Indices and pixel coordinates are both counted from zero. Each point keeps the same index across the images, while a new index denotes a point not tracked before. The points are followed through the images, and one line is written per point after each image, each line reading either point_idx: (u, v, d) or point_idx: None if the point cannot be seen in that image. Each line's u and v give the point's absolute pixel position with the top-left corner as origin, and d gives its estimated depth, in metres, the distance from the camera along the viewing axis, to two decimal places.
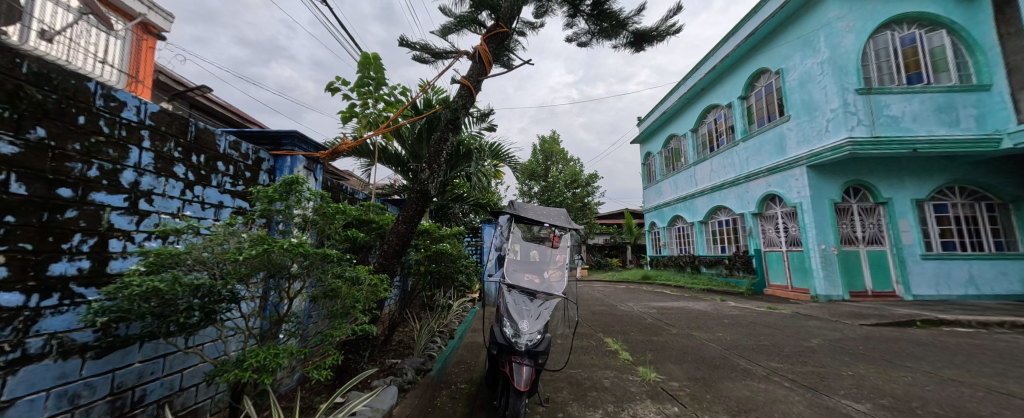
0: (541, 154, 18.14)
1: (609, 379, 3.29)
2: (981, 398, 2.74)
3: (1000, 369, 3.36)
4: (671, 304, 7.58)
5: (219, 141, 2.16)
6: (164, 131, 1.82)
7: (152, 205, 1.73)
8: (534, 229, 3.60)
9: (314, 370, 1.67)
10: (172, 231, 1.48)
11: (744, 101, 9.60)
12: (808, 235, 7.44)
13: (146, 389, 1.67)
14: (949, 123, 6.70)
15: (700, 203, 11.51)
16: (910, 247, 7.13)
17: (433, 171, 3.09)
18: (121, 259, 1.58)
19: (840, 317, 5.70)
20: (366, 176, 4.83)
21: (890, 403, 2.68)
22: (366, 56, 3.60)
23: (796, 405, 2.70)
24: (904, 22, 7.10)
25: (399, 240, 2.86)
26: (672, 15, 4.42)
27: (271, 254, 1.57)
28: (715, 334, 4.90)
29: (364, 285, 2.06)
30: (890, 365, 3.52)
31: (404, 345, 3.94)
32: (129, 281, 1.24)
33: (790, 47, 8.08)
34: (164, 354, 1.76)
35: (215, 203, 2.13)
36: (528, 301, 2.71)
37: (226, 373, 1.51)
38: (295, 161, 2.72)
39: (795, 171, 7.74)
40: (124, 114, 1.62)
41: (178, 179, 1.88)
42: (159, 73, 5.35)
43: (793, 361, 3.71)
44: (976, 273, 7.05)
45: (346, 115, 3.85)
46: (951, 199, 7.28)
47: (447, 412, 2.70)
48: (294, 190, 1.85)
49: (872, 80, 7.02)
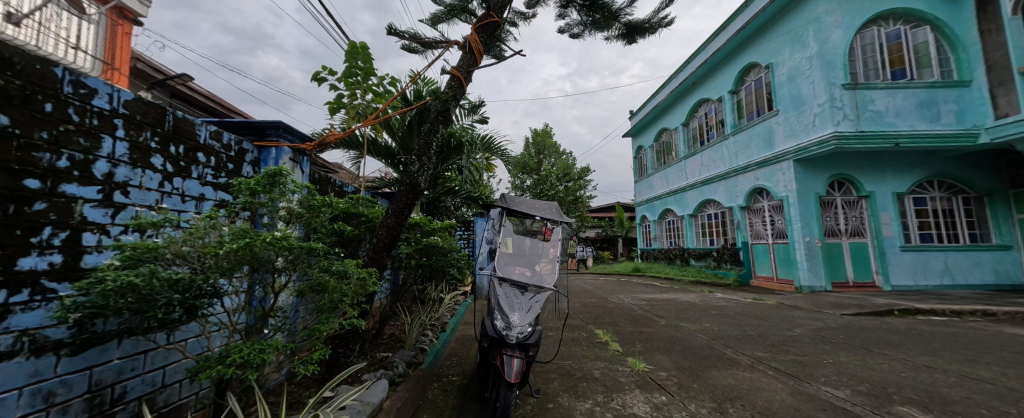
0: (534, 147, 18.49)
1: (599, 369, 3.34)
2: (954, 383, 2.84)
3: (971, 355, 3.51)
4: (660, 296, 7.69)
5: (199, 131, 2.10)
6: (140, 121, 1.75)
7: (129, 197, 1.67)
8: (527, 223, 3.55)
9: (301, 365, 1.64)
10: (149, 224, 1.41)
11: (735, 95, 9.68)
12: (793, 227, 7.60)
13: (127, 386, 1.62)
14: (930, 119, 6.85)
15: (691, 197, 11.65)
16: (890, 239, 7.36)
17: (423, 164, 3.04)
18: (95, 253, 1.53)
19: (822, 307, 5.89)
20: (355, 169, 4.74)
21: (868, 389, 2.77)
22: (354, 45, 3.50)
23: (778, 392, 2.76)
24: (890, 18, 7.22)
25: (389, 233, 2.83)
26: (664, 6, 4.41)
27: (254, 248, 1.52)
28: (703, 324, 5.00)
29: (351, 279, 2.01)
30: (870, 353, 3.64)
31: (396, 339, 3.96)
32: (103, 274, 1.18)
33: (779, 41, 8.15)
34: (144, 351, 1.72)
35: (196, 195, 2.07)
36: (519, 294, 2.74)
37: (209, 369, 1.47)
38: (279, 152, 2.67)
39: (783, 165, 7.85)
40: (96, 102, 1.54)
41: (156, 170, 1.82)
42: (136, 60, 5.15)
43: (777, 350, 3.81)
44: (951, 264, 7.32)
45: (334, 106, 3.76)
46: (929, 192, 7.50)
47: (439, 405, 2.70)
48: (277, 182, 1.81)
49: (858, 76, 7.13)
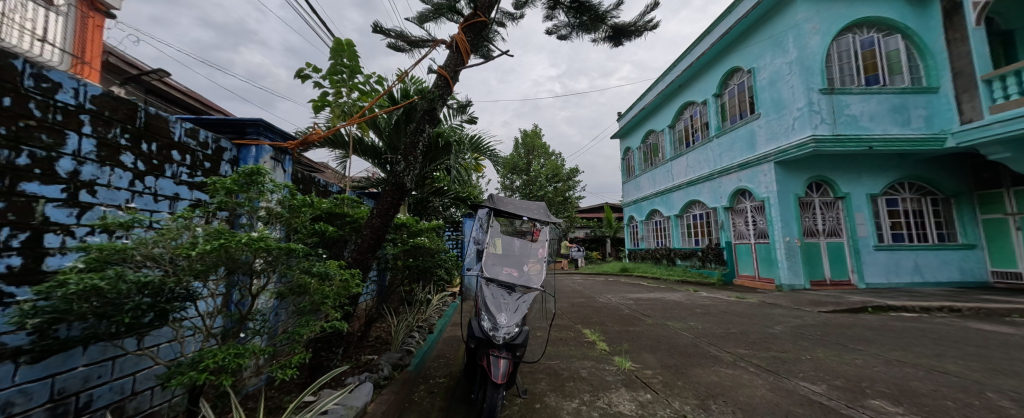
0: (524, 148, 18.53)
1: (586, 369, 3.36)
2: (923, 377, 2.96)
3: (939, 349, 3.67)
4: (647, 295, 7.80)
5: (174, 128, 2.03)
6: (109, 117, 1.68)
7: (96, 196, 1.60)
8: (515, 223, 3.55)
9: (279, 369, 1.59)
10: (117, 224, 1.35)
11: (719, 98, 9.90)
12: (774, 228, 7.81)
13: (93, 394, 1.55)
14: (902, 123, 7.15)
15: (677, 197, 11.86)
16: (864, 239, 7.64)
17: (409, 163, 3.00)
18: (59, 256, 1.46)
19: (801, 305, 6.07)
20: (341, 168, 4.66)
21: (843, 384, 2.86)
22: (339, 42, 3.43)
23: (759, 388, 2.83)
24: (864, 25, 7.49)
25: (374, 234, 2.78)
26: (650, 10, 4.47)
27: (230, 249, 1.47)
28: (688, 323, 5.09)
29: (334, 280, 1.98)
30: (845, 349, 3.77)
31: (382, 341, 3.89)
32: (64, 278, 1.12)
33: (761, 47, 8.38)
34: (112, 357, 1.64)
35: (170, 195, 1.99)
36: (506, 294, 2.74)
37: (181, 375, 1.41)
38: (260, 151, 2.59)
39: (764, 167, 8.06)
40: (60, 97, 1.47)
41: (126, 169, 1.74)
42: (108, 54, 4.95)
43: (758, 347, 3.91)
44: (921, 262, 7.63)
45: (318, 104, 3.68)
46: (901, 194, 7.82)
47: (425, 407, 2.67)
48: (255, 181, 1.75)
49: (835, 81, 7.39)
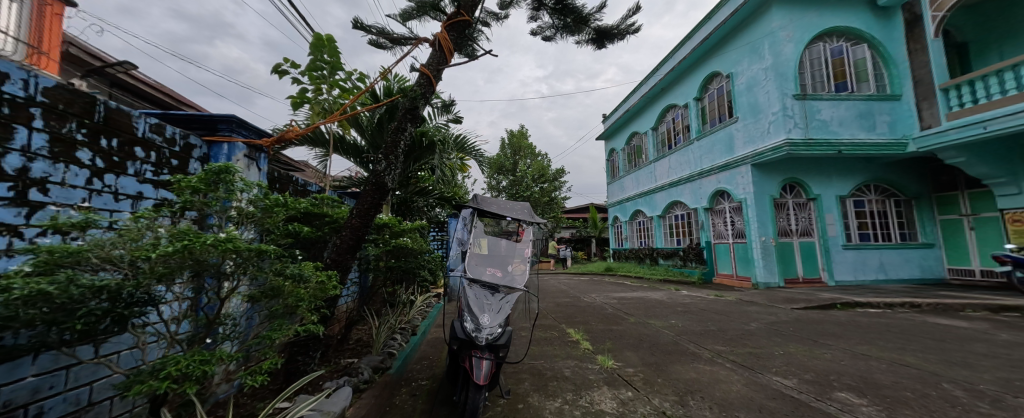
0: (510, 148, 18.51)
1: (569, 368, 3.38)
2: (885, 369, 3.11)
3: (900, 343, 3.87)
4: (631, 294, 7.92)
5: (136, 124, 1.93)
6: (63, 110, 1.58)
7: (48, 195, 1.50)
8: (501, 223, 3.44)
9: (249, 375, 1.53)
10: (71, 224, 1.27)
11: (699, 102, 10.16)
12: (751, 228, 8.06)
13: (44, 406, 1.45)
14: (868, 128, 7.51)
15: (660, 198, 12.11)
16: (834, 238, 7.98)
17: (390, 163, 2.95)
18: (5, 258, 1.35)
19: (776, 302, 6.29)
20: (322, 167, 4.54)
21: (813, 378, 2.98)
22: (319, 37, 3.35)
23: (735, 384, 2.91)
24: (834, 34, 7.84)
25: (354, 234, 2.72)
26: (632, 14, 4.54)
27: (195, 251, 1.41)
28: (669, 321, 5.20)
29: (310, 283, 1.93)
30: (816, 344, 3.92)
31: (363, 344, 3.80)
32: (7, 282, 1.04)
33: (738, 52, 8.64)
34: (66, 366, 1.55)
35: (133, 194, 1.89)
36: (490, 295, 2.72)
37: (141, 384, 1.34)
38: (232, 148, 2.50)
39: (741, 169, 8.32)
40: (7, 88, 1.37)
41: (83, 166, 1.64)
42: (68, 44, 4.66)
43: (735, 343, 4.03)
44: (886, 261, 8.03)
45: (297, 101, 3.57)
46: (867, 195, 8.22)
47: (407, 410, 2.59)
48: (224, 180, 1.68)
49: (807, 87, 7.70)
